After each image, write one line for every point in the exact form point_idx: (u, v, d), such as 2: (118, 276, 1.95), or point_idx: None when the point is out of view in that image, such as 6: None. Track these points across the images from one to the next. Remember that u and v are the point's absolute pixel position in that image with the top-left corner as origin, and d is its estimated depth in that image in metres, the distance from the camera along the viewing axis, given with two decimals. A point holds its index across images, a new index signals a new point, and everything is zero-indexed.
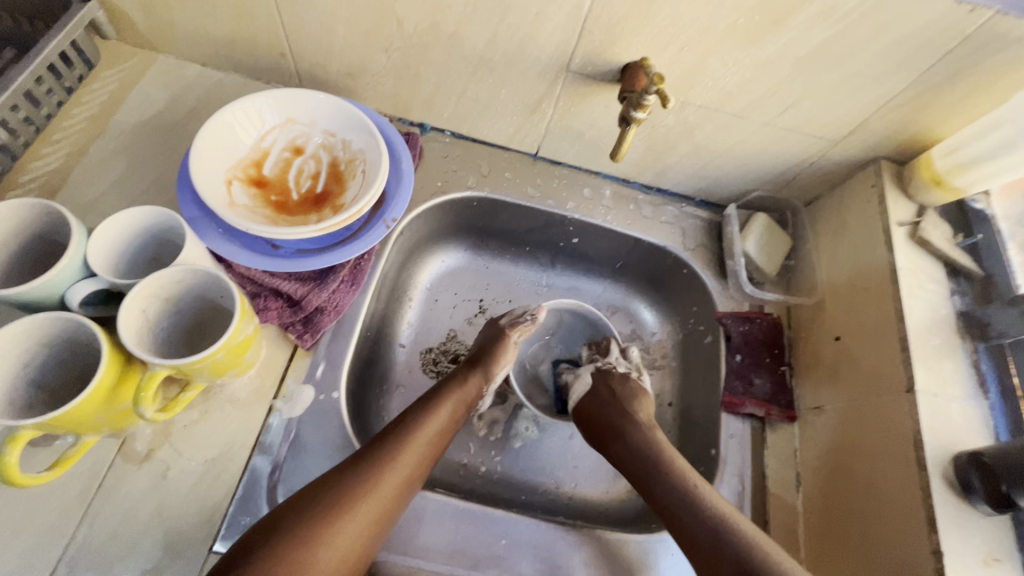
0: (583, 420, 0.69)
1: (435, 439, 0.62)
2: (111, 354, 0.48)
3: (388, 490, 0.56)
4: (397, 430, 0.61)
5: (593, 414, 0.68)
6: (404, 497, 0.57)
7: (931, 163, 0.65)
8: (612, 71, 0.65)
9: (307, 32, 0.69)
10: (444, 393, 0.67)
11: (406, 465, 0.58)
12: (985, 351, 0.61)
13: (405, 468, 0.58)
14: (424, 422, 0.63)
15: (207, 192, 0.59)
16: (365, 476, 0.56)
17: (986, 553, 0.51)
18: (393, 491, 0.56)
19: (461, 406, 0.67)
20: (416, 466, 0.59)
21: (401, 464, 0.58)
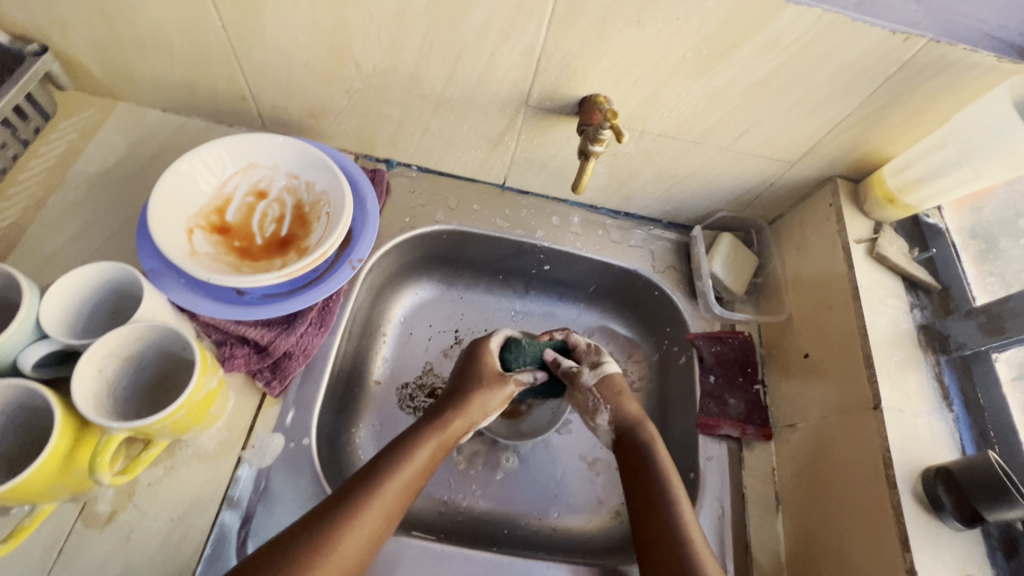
0: (619, 426, 0.70)
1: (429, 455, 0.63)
2: (64, 419, 0.46)
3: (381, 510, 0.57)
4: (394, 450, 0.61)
5: (636, 417, 0.69)
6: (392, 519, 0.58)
7: (883, 181, 0.68)
8: (570, 104, 0.66)
9: (267, 76, 0.69)
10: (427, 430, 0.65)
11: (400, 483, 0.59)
12: (946, 363, 0.62)
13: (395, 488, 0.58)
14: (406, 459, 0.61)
15: (166, 244, 0.58)
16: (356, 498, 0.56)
17: (959, 568, 0.52)
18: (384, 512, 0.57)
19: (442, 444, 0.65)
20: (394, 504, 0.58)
21: (392, 487, 0.58)
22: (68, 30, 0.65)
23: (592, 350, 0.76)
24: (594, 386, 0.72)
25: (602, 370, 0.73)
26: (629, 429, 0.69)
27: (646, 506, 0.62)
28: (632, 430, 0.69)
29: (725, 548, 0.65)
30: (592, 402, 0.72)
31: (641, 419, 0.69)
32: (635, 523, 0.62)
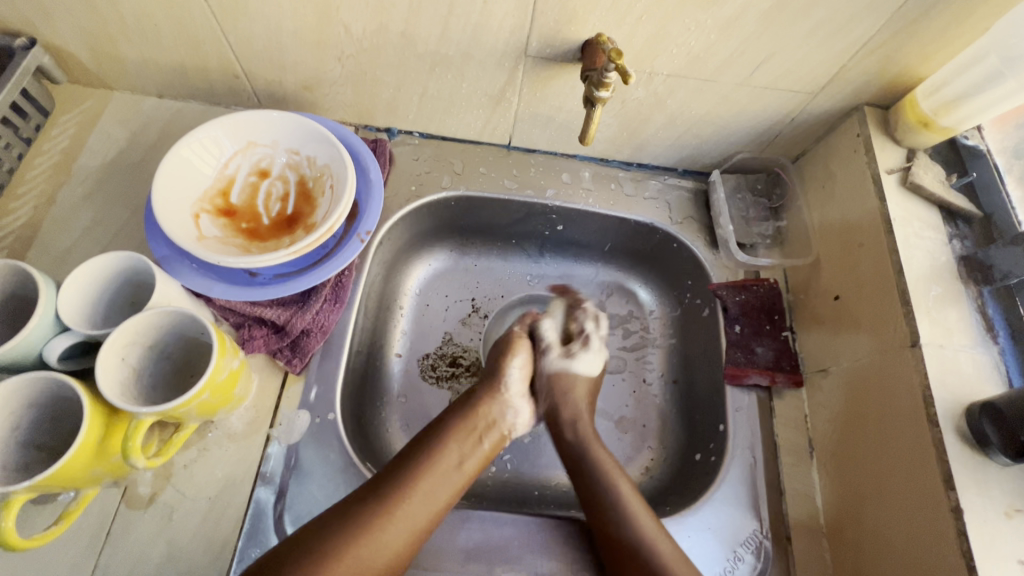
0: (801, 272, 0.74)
1: (459, 459, 0.60)
2: (94, 406, 0.47)
3: (414, 523, 0.55)
4: (417, 458, 0.58)
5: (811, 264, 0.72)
6: (426, 534, 0.55)
7: (916, 104, 0.62)
8: (571, 50, 0.62)
9: (257, 50, 0.67)
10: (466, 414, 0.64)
11: (426, 497, 0.56)
12: (990, 295, 0.58)
13: (416, 503, 0.55)
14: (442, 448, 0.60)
15: (173, 230, 0.58)
16: (384, 501, 0.54)
17: (1009, 504, 0.49)
18: (418, 525, 0.55)
19: (482, 427, 0.64)
20: (432, 490, 0.57)
21: (434, 479, 0.57)
22: (52, 19, 0.63)
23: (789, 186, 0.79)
24: (758, 211, 0.80)
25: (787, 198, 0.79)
26: (808, 283, 0.73)
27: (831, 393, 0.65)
28: (814, 281, 0.72)
29: (758, 496, 0.64)
30: (753, 216, 0.80)
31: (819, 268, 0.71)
32: (825, 403, 0.66)
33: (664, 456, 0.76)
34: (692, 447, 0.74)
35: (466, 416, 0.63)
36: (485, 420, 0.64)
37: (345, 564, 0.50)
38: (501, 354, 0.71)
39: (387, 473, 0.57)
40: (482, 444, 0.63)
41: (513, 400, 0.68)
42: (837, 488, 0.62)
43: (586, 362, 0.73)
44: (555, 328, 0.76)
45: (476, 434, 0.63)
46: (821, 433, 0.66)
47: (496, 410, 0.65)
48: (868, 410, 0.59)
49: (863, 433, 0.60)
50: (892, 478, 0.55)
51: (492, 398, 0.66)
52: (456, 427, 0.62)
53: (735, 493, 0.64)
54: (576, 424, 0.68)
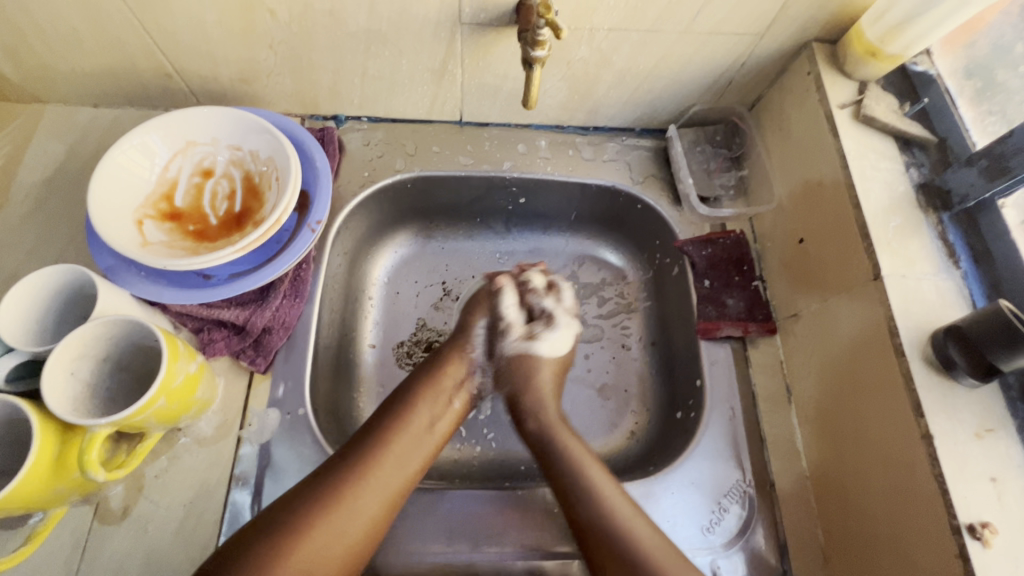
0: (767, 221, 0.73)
1: (429, 419, 0.61)
2: (44, 425, 0.46)
3: (389, 485, 0.55)
4: (386, 423, 0.58)
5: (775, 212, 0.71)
6: (404, 492, 0.55)
7: (862, 34, 0.61)
8: (506, 13, 0.60)
9: (185, 45, 0.64)
10: (433, 374, 0.64)
11: (400, 457, 0.56)
12: (950, 220, 0.57)
13: (392, 461, 0.56)
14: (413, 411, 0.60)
15: (114, 238, 0.56)
16: (350, 473, 0.53)
17: (981, 425, 0.49)
18: (392, 489, 0.55)
19: (449, 386, 0.64)
20: (404, 453, 0.57)
21: (405, 441, 0.58)
22: None
23: (746, 134, 0.78)
24: (718, 162, 0.79)
25: (745, 146, 0.78)
26: (773, 231, 0.72)
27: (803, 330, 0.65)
28: (778, 228, 0.71)
29: (739, 447, 0.64)
30: (714, 168, 0.79)
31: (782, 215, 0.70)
32: (798, 346, 0.66)
33: (647, 418, 0.76)
34: (673, 406, 0.74)
35: (431, 378, 0.64)
36: (454, 379, 0.65)
37: (315, 540, 0.49)
38: (470, 311, 0.70)
39: (354, 442, 0.56)
40: (452, 403, 0.63)
41: (479, 361, 0.68)
42: (813, 422, 0.62)
43: (551, 343, 0.69)
44: (517, 300, 0.70)
45: (445, 394, 0.63)
46: (796, 370, 0.66)
47: (463, 369, 0.66)
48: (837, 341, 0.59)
49: (832, 361, 0.60)
50: (862, 400, 0.55)
51: (459, 360, 0.66)
52: (422, 390, 0.62)
53: (715, 445, 0.64)
54: (537, 410, 0.65)
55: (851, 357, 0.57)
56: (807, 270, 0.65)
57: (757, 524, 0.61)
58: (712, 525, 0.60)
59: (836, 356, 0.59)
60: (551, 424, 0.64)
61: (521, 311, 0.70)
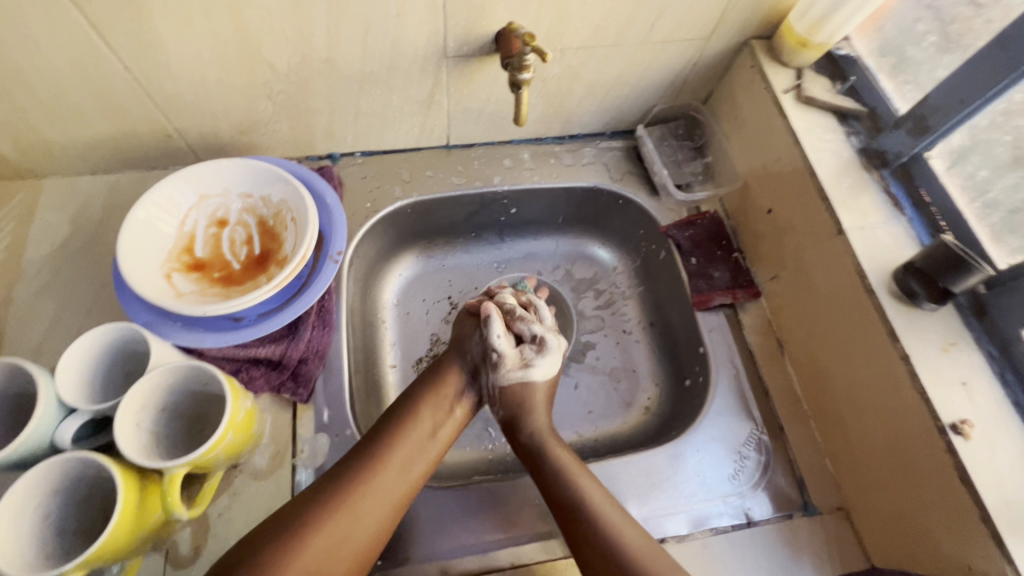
0: (737, 199, 0.82)
1: (432, 424, 0.64)
2: (125, 474, 0.48)
3: (394, 490, 0.58)
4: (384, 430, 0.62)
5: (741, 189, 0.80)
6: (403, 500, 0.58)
7: (792, 29, 0.70)
8: (486, 43, 0.67)
9: (186, 105, 0.68)
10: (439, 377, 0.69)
11: (403, 465, 0.60)
12: (890, 175, 0.66)
13: (397, 463, 0.59)
14: (415, 415, 0.64)
15: (150, 293, 0.59)
16: (358, 476, 0.57)
17: (947, 340, 0.57)
18: (395, 495, 0.58)
19: (452, 395, 0.68)
20: (408, 459, 0.60)
21: (407, 444, 0.61)
22: None
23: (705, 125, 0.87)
24: (684, 153, 0.88)
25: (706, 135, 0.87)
26: (742, 206, 0.81)
27: (780, 287, 0.74)
28: (746, 204, 0.80)
29: (747, 400, 0.72)
30: (682, 158, 0.88)
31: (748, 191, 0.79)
32: (782, 302, 0.74)
33: (658, 391, 0.83)
34: (681, 376, 0.81)
35: (435, 384, 0.68)
36: (456, 388, 0.69)
37: (326, 535, 0.52)
38: (476, 325, 0.74)
39: (357, 450, 0.60)
40: (453, 411, 0.67)
41: (487, 374, 0.72)
42: (802, 367, 0.71)
43: (543, 368, 0.71)
44: (505, 325, 0.72)
45: (447, 402, 0.67)
46: (779, 324, 0.75)
47: (462, 378, 0.70)
48: (812, 289, 0.68)
49: (810, 308, 0.69)
50: (842, 336, 0.64)
51: (460, 369, 0.71)
52: (429, 393, 0.67)
53: (727, 402, 0.71)
54: (532, 426, 0.67)
55: (828, 300, 0.66)
56: (778, 235, 0.74)
57: (775, 466, 0.68)
58: (737, 472, 0.67)
59: (817, 304, 0.68)
60: (544, 436, 0.67)
61: (511, 339, 0.72)
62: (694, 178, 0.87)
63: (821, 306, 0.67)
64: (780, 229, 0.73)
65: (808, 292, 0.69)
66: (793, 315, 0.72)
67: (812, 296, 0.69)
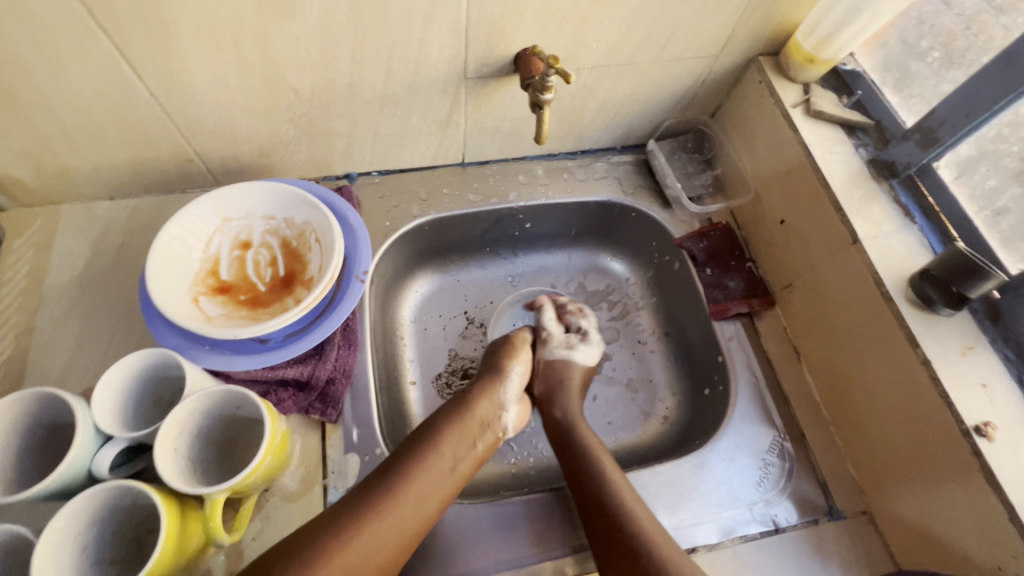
0: (747, 209, 0.84)
1: (454, 456, 0.64)
2: (166, 501, 0.48)
3: (407, 525, 0.58)
4: (407, 462, 0.61)
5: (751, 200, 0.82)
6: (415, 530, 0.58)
7: (799, 46, 0.73)
8: (505, 64, 0.69)
9: (209, 130, 0.68)
10: (465, 408, 0.68)
11: (420, 501, 0.59)
12: (900, 185, 0.69)
13: (415, 496, 0.59)
14: (440, 446, 0.64)
15: (180, 318, 0.59)
16: (377, 508, 0.57)
17: (964, 345, 0.59)
18: (409, 530, 0.58)
19: (475, 426, 0.68)
20: (428, 494, 0.60)
21: (428, 478, 0.61)
22: None
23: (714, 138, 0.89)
24: (694, 166, 0.90)
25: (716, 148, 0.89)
26: (753, 217, 0.83)
27: (795, 309, 0.76)
28: (758, 215, 0.82)
29: (768, 407, 0.73)
30: (692, 171, 0.90)
31: (758, 202, 0.81)
32: (797, 311, 0.76)
33: (677, 401, 0.84)
34: (699, 385, 0.82)
35: (461, 415, 0.67)
36: (480, 420, 0.68)
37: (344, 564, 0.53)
38: (506, 356, 0.76)
39: (372, 484, 0.59)
40: (476, 445, 0.67)
41: (506, 404, 0.72)
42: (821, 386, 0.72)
43: (584, 353, 0.80)
44: (556, 318, 0.85)
45: (470, 437, 0.66)
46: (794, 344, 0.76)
47: (490, 411, 0.70)
48: (829, 301, 0.70)
49: (826, 329, 0.71)
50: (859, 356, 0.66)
51: (485, 400, 0.70)
52: (453, 426, 0.66)
53: (749, 411, 0.72)
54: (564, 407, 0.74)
55: (846, 323, 0.68)
56: (791, 245, 0.76)
57: (799, 472, 0.69)
58: (762, 479, 0.68)
59: (834, 314, 0.69)
60: (574, 417, 0.73)
61: (560, 326, 0.84)
62: (705, 190, 0.89)
63: (839, 326, 0.69)
64: (792, 241, 0.75)
65: (824, 301, 0.71)
66: (809, 335, 0.74)
67: (829, 307, 0.70)
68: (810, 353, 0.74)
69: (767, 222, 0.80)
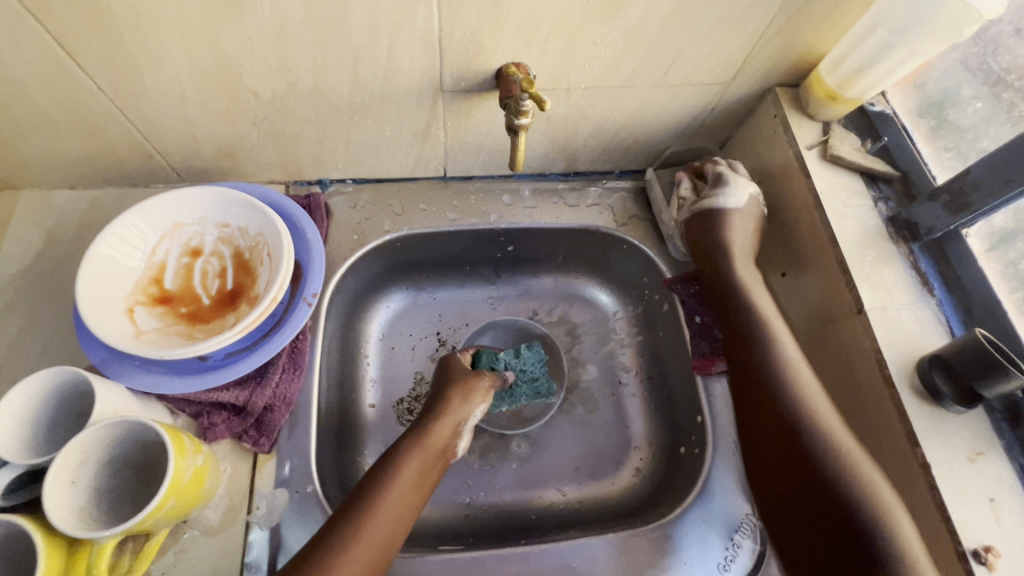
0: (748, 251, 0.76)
1: (417, 483, 0.59)
2: (48, 543, 0.44)
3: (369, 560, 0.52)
4: (361, 502, 0.55)
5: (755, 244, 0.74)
6: (385, 563, 0.54)
7: (821, 80, 0.65)
8: (486, 79, 0.63)
9: (166, 127, 0.64)
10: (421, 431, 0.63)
11: (382, 533, 0.54)
12: (921, 250, 0.60)
13: (383, 531, 0.54)
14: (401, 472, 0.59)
15: (106, 332, 0.55)
16: (336, 545, 0.52)
17: (972, 448, 0.51)
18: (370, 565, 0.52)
19: (432, 452, 0.62)
20: (393, 526, 0.55)
21: (392, 508, 0.56)
22: None
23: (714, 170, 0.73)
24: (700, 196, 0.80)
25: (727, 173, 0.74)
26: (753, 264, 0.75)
27: None
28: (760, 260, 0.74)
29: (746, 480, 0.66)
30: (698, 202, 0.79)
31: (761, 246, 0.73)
32: None
33: (651, 453, 0.77)
34: (675, 442, 0.75)
35: (419, 439, 0.62)
36: (439, 443, 0.63)
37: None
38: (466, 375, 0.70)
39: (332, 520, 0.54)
40: (434, 470, 0.62)
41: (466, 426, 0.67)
42: None
43: None
44: None
45: (430, 460, 0.62)
46: None
47: (449, 432, 0.65)
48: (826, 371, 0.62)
49: None
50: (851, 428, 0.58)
51: (444, 422, 0.65)
52: (411, 450, 0.61)
53: (723, 482, 0.65)
54: None
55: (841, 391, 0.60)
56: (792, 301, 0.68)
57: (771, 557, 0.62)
58: (727, 562, 0.61)
59: (831, 387, 0.61)
60: None
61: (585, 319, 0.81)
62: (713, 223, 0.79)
63: (835, 398, 0.60)
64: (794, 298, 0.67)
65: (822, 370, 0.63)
66: None
67: (828, 379, 0.62)
68: None
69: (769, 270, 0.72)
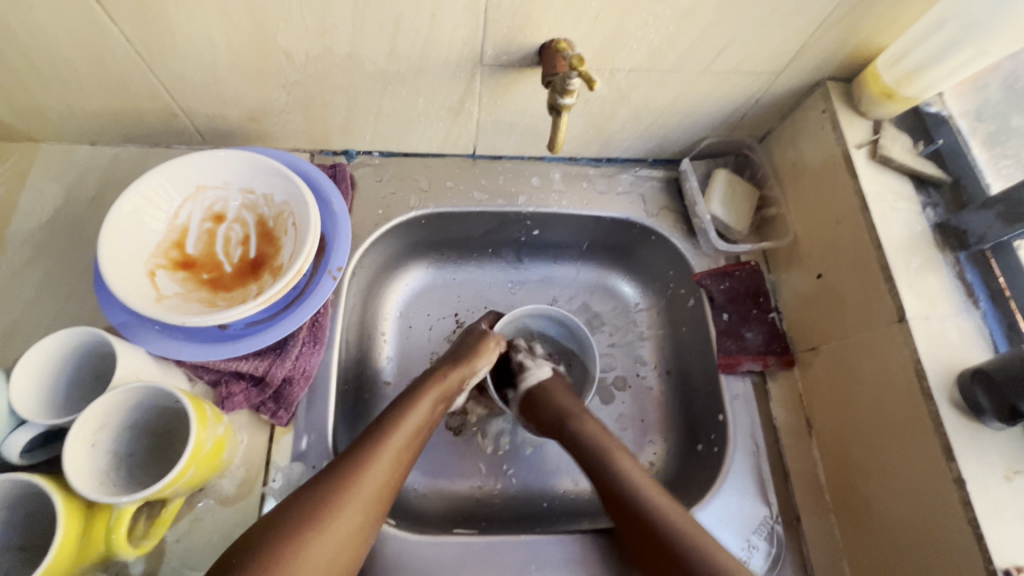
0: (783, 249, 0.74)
1: (414, 435, 0.59)
2: (68, 506, 0.44)
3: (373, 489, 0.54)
4: (359, 446, 0.56)
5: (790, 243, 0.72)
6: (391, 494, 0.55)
7: (878, 77, 0.62)
8: (528, 55, 0.60)
9: (193, 85, 0.62)
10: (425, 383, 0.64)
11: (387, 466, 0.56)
12: (967, 260, 0.59)
13: (389, 466, 0.56)
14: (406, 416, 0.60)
15: (128, 294, 0.54)
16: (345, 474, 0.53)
17: (1007, 466, 0.50)
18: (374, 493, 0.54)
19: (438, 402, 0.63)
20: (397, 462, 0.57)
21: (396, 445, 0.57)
22: None
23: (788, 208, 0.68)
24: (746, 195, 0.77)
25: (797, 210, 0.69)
26: (786, 263, 0.73)
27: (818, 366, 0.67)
28: (793, 259, 0.72)
29: (764, 482, 0.65)
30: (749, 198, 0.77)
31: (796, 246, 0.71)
32: (820, 376, 0.66)
33: (666, 448, 0.76)
34: (692, 438, 0.74)
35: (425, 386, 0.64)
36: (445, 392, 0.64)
37: (330, 540, 0.50)
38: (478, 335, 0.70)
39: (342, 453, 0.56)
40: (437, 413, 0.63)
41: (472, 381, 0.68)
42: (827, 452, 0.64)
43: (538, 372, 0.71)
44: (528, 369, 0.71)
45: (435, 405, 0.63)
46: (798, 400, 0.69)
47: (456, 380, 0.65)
48: (858, 377, 0.60)
49: (848, 398, 0.62)
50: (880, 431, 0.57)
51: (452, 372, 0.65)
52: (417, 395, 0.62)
53: (742, 482, 0.64)
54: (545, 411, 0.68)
55: (872, 396, 0.58)
56: (826, 302, 0.66)
57: (785, 559, 0.61)
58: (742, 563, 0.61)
59: (861, 393, 0.60)
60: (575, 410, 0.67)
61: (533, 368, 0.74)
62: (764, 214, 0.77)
63: (865, 403, 0.59)
64: (829, 299, 0.65)
65: (853, 375, 0.61)
66: (831, 405, 0.64)
67: (859, 385, 0.60)
68: (824, 416, 0.65)
69: (803, 271, 0.70)
